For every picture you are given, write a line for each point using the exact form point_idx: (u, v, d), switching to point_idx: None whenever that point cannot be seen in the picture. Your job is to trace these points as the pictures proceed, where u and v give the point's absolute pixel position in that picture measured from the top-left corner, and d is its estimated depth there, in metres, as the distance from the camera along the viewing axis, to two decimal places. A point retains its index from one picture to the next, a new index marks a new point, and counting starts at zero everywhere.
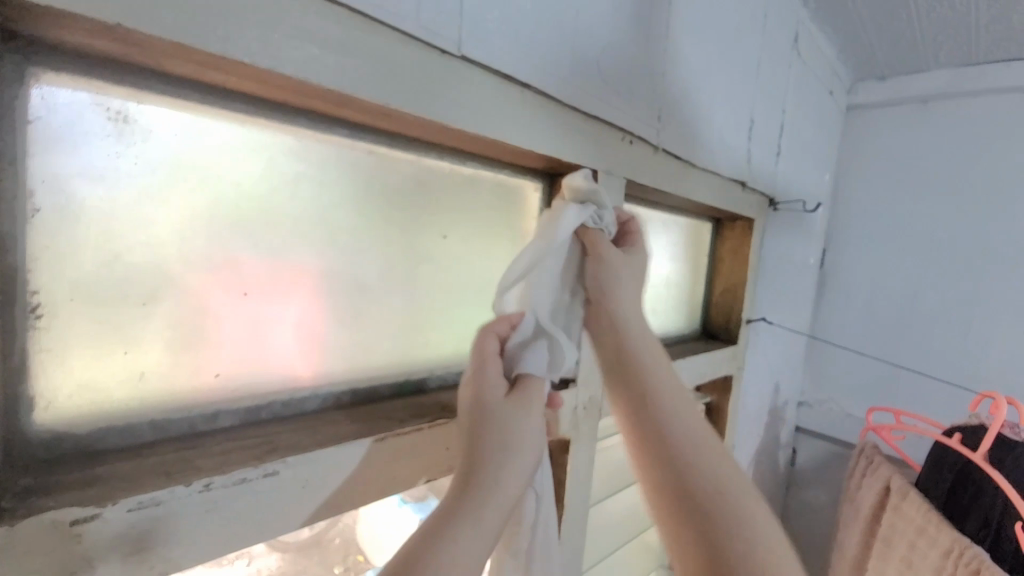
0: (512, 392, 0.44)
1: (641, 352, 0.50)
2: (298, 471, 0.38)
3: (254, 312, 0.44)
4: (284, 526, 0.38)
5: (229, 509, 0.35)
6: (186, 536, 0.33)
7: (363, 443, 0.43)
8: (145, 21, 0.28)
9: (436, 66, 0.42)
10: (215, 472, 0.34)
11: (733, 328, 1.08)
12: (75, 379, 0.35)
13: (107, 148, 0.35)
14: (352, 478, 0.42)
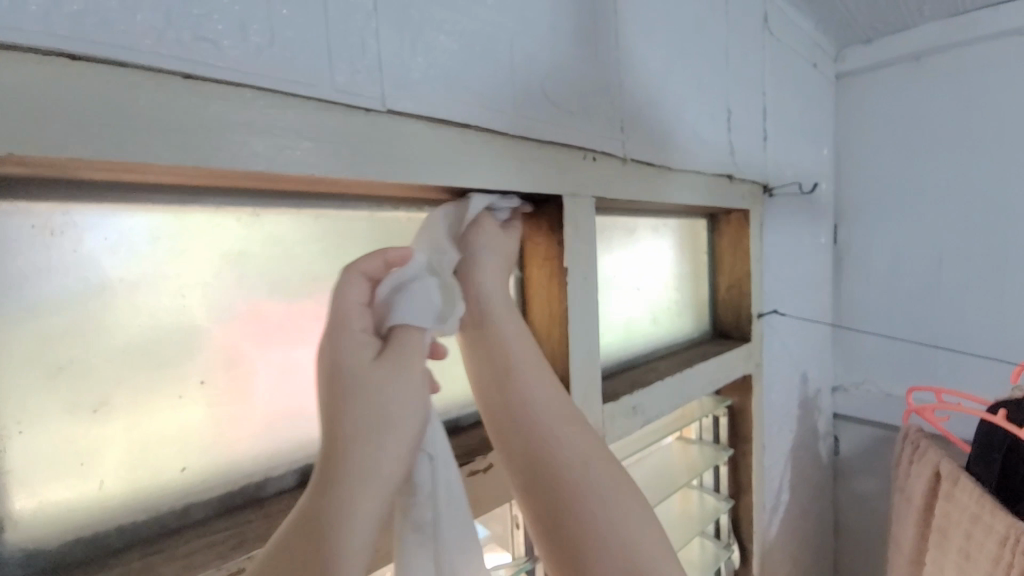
0: (386, 350, 0.43)
1: (519, 370, 0.53)
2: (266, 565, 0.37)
3: (279, 355, 0.47)
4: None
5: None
6: None
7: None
8: (30, 144, 0.27)
9: (361, 126, 0.41)
10: None
11: (743, 324, 1.04)
12: (33, 498, 0.35)
13: (38, 262, 0.35)
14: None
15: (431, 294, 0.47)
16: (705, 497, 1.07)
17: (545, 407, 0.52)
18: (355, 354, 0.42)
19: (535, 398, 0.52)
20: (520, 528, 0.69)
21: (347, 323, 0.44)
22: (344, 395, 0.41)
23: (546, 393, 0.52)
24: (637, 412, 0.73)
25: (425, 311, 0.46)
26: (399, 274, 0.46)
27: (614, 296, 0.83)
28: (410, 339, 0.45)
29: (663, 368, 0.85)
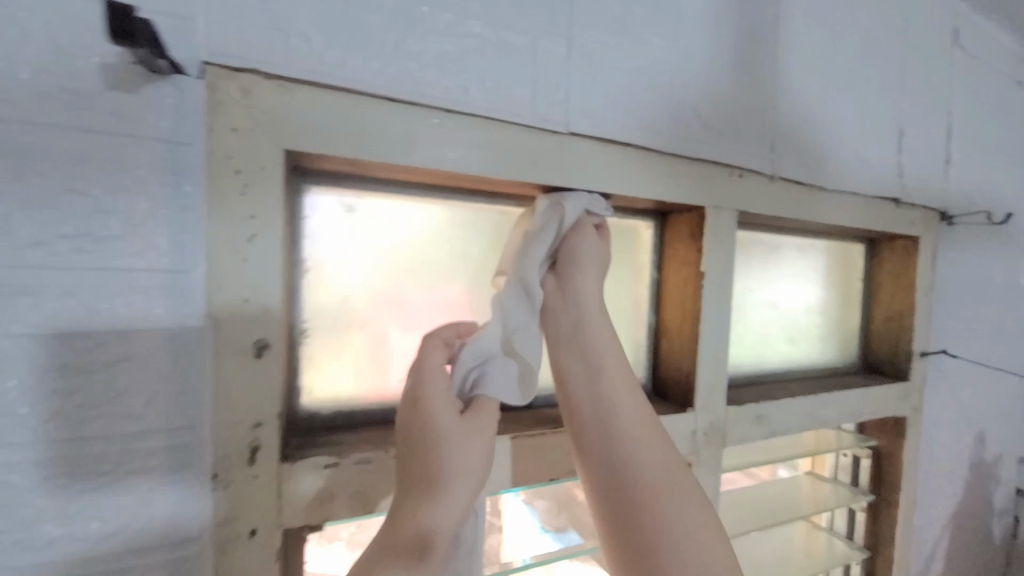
0: (467, 412, 0.47)
1: (613, 391, 0.51)
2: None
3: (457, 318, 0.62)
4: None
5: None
6: (384, 489, 0.49)
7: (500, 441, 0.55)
8: (366, 151, 0.45)
9: (549, 143, 0.54)
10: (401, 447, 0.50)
11: (901, 362, 0.95)
12: (322, 378, 0.54)
13: (343, 226, 0.54)
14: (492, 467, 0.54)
15: (511, 372, 0.50)
16: (834, 541, 1.01)
17: (636, 430, 0.51)
18: (432, 407, 0.45)
19: (629, 419, 0.51)
20: None
21: (431, 380, 0.46)
22: (428, 444, 0.44)
23: (638, 414, 0.51)
24: (761, 422, 0.75)
25: (510, 384, 0.50)
26: (468, 346, 0.49)
27: (748, 310, 0.85)
28: (490, 408, 0.48)
29: (795, 389, 0.84)
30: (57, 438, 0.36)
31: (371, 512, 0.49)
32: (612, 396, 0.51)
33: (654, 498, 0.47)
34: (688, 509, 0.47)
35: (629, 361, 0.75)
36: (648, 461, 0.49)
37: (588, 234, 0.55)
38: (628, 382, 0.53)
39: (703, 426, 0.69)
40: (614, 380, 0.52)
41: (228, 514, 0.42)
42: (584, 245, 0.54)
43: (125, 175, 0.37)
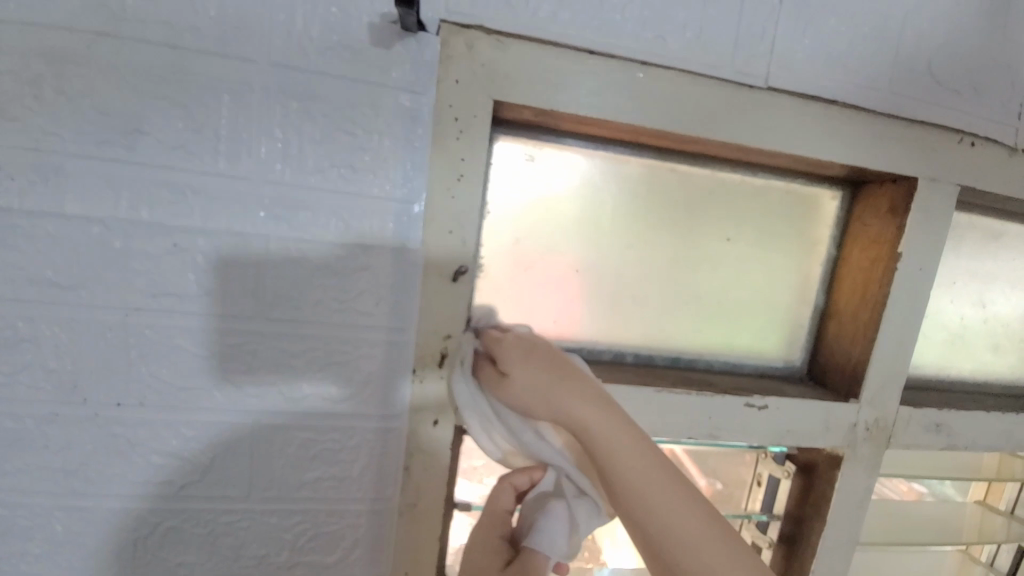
0: (511, 565, 0.44)
1: (598, 434, 0.44)
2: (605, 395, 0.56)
3: (612, 273, 0.65)
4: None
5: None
6: None
7: (648, 393, 0.57)
8: (563, 102, 0.48)
9: (742, 99, 0.51)
10: None
11: None
12: (489, 307, 0.62)
13: (522, 175, 0.60)
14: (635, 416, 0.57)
15: (564, 522, 0.45)
16: None
17: (569, 406, 0.45)
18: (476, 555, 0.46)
19: (563, 400, 0.45)
20: (761, 485, 0.74)
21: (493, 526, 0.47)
22: None
23: (584, 397, 0.45)
24: (941, 432, 0.66)
25: (557, 540, 0.44)
26: (541, 492, 0.48)
27: (942, 304, 0.73)
28: (542, 567, 0.43)
29: (991, 403, 0.72)
30: (315, 320, 0.48)
31: None
32: (550, 389, 0.45)
33: (623, 471, 0.42)
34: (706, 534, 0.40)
35: (784, 340, 0.71)
36: (626, 453, 0.43)
37: (494, 379, 0.49)
38: (566, 384, 0.45)
39: (866, 420, 0.63)
40: (543, 387, 0.46)
41: (419, 402, 0.51)
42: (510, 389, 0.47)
43: (377, 119, 0.45)
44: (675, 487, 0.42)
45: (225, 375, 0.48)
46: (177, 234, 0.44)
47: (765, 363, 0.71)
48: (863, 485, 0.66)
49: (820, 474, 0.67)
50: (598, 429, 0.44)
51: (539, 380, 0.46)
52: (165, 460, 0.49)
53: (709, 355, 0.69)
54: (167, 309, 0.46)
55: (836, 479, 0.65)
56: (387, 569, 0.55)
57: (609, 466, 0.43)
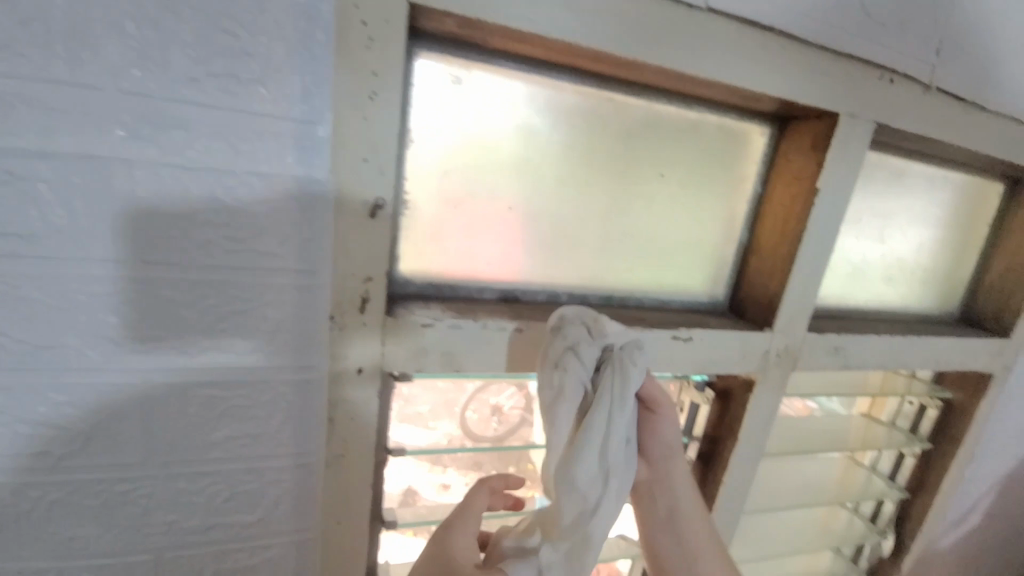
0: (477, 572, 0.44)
1: (667, 443, 0.59)
2: (536, 334, 0.55)
3: (547, 211, 0.63)
4: (518, 373, 0.56)
5: (493, 347, 0.53)
6: (472, 354, 0.53)
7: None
8: (490, 11, 0.42)
9: (682, 20, 0.48)
10: (488, 319, 0.53)
11: (1008, 319, 0.88)
12: (416, 247, 0.57)
13: (449, 99, 0.54)
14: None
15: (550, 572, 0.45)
16: (872, 480, 1.04)
17: (663, 438, 0.59)
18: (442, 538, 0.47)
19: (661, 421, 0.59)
20: (682, 411, 0.80)
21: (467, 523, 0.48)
22: None
23: (672, 428, 0.60)
24: (839, 354, 0.73)
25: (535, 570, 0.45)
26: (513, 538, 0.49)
27: (850, 239, 0.79)
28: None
29: (882, 328, 0.80)
30: (207, 264, 0.41)
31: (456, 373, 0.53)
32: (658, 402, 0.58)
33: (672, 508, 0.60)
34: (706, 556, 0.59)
35: (709, 276, 0.73)
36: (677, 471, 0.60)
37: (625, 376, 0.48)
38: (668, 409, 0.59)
39: (777, 347, 0.68)
40: (659, 402, 0.58)
41: (340, 350, 0.47)
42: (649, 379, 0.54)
43: (264, 18, 0.37)
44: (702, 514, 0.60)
45: (100, 330, 0.41)
46: (8, 158, 0.35)
47: (692, 298, 0.73)
48: (771, 406, 0.72)
49: (736, 397, 0.73)
50: (668, 442, 0.60)
51: (659, 398, 0.58)
52: (36, 429, 0.42)
53: (642, 293, 0.70)
54: (8, 254, 0.37)
55: (749, 401, 0.71)
56: (317, 519, 0.53)
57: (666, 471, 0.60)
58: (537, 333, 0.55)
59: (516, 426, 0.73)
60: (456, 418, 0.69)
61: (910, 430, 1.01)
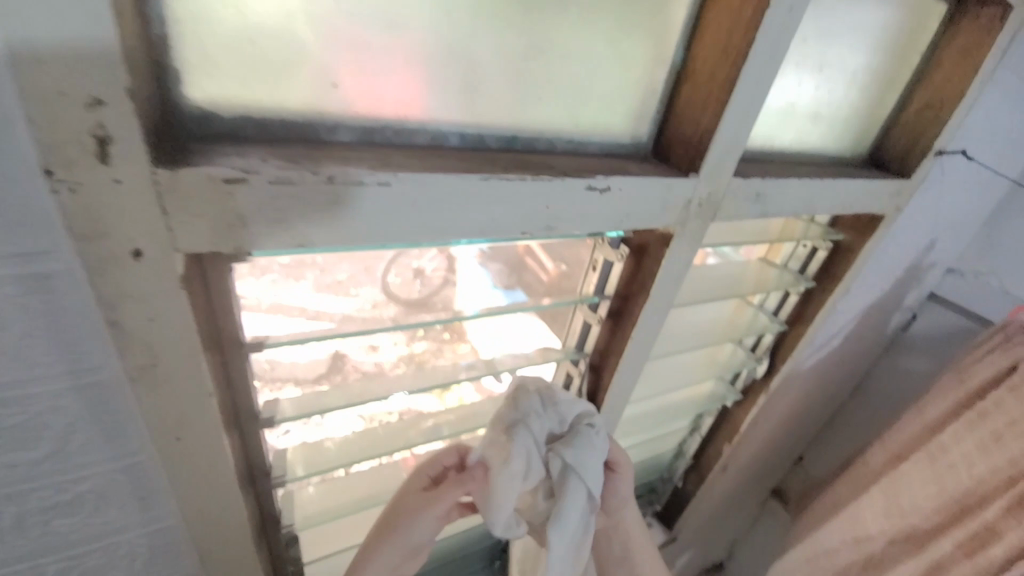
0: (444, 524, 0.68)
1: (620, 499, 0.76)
2: (409, 189, 0.41)
3: (414, 7, 0.43)
4: (391, 243, 0.43)
5: (345, 209, 0.39)
6: (318, 220, 0.38)
7: (471, 184, 0.44)
8: None
9: None
10: (336, 170, 0.38)
11: (912, 161, 0.88)
12: (206, 57, 0.37)
13: None
14: (455, 214, 0.44)
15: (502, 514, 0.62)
16: (757, 316, 1.12)
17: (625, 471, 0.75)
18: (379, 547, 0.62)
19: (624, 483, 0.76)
20: (596, 270, 0.74)
21: (407, 518, 0.64)
22: (393, 519, 0.64)
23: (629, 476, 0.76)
24: (759, 201, 0.67)
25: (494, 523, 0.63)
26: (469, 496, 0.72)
27: (789, 67, 0.68)
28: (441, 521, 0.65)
29: (803, 171, 0.75)
30: None
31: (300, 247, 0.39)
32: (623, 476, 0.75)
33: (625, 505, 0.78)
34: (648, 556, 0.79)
35: (633, 111, 0.60)
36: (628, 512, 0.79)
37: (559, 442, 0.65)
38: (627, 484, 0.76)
39: (700, 194, 0.60)
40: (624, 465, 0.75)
41: (85, 224, 0.31)
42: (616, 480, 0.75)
43: None
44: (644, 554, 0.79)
45: None
46: None
47: (612, 139, 0.60)
48: (686, 260, 0.68)
49: (651, 253, 0.68)
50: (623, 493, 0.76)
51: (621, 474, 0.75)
52: None
53: (553, 132, 0.56)
54: None
55: (664, 255, 0.66)
56: (137, 436, 0.44)
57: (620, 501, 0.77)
58: (411, 188, 0.41)
59: (439, 288, 0.87)
60: (377, 280, 0.83)
61: (799, 270, 1.06)
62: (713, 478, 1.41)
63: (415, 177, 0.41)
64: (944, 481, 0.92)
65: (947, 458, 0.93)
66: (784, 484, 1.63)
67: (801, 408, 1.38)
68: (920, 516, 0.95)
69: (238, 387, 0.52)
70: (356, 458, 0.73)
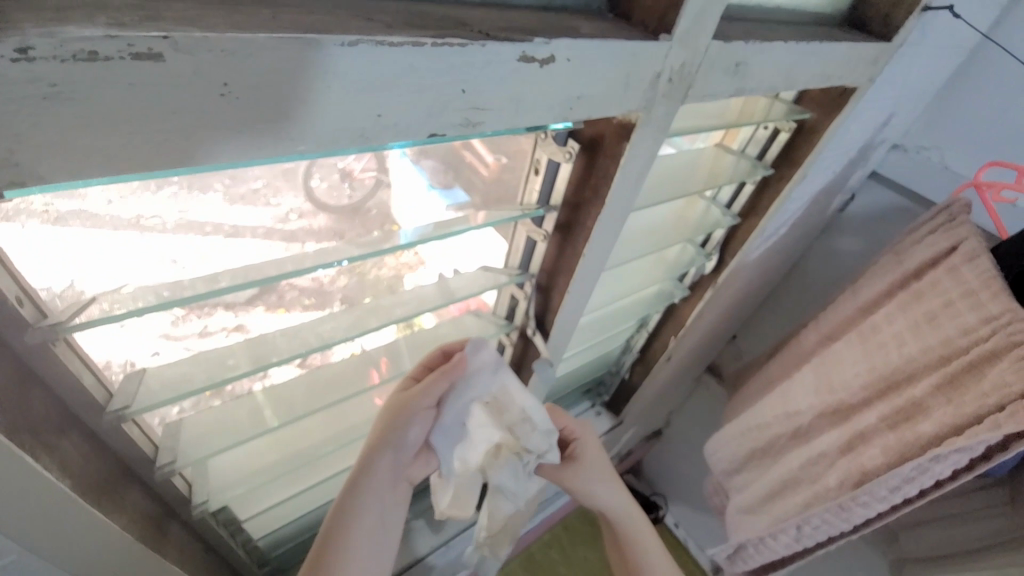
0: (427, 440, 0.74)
1: (597, 474, 0.88)
2: (196, 64, 0.25)
3: None
4: (198, 157, 0.28)
5: (73, 108, 0.24)
6: (30, 131, 0.23)
7: (319, 54, 0.28)
8: None
9: None
10: (31, 31, 0.22)
11: (895, 19, 0.75)
12: None
13: None
14: (298, 103, 0.29)
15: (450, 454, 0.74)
16: (710, 210, 1.06)
17: (591, 444, 0.89)
18: (379, 448, 0.68)
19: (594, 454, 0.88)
20: (539, 175, 0.61)
21: (399, 423, 0.69)
22: (379, 435, 0.69)
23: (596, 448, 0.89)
24: (737, 75, 0.53)
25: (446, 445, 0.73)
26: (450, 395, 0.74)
27: None
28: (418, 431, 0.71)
29: (785, 33, 0.61)
30: None
31: (18, 182, 0.25)
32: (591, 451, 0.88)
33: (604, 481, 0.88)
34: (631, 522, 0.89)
35: None
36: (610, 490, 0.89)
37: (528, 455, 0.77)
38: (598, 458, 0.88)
39: (672, 67, 0.46)
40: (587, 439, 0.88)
41: None
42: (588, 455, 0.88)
43: None
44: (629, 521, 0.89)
45: None
46: None
47: None
48: (648, 158, 0.55)
49: (605, 149, 0.54)
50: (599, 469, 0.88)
51: (590, 450, 0.88)
52: None
53: None
54: None
55: (621, 153, 0.53)
56: None
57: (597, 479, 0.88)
58: (202, 64, 0.25)
59: (372, 191, 0.67)
60: (301, 190, 0.59)
61: (757, 157, 0.97)
62: (657, 368, 1.45)
63: (201, 41, 0.25)
64: (875, 359, 0.96)
65: (879, 339, 0.96)
66: (718, 361, 1.74)
67: (743, 297, 1.40)
68: (850, 390, 0.99)
69: (34, 364, 0.42)
70: (315, 408, 0.71)
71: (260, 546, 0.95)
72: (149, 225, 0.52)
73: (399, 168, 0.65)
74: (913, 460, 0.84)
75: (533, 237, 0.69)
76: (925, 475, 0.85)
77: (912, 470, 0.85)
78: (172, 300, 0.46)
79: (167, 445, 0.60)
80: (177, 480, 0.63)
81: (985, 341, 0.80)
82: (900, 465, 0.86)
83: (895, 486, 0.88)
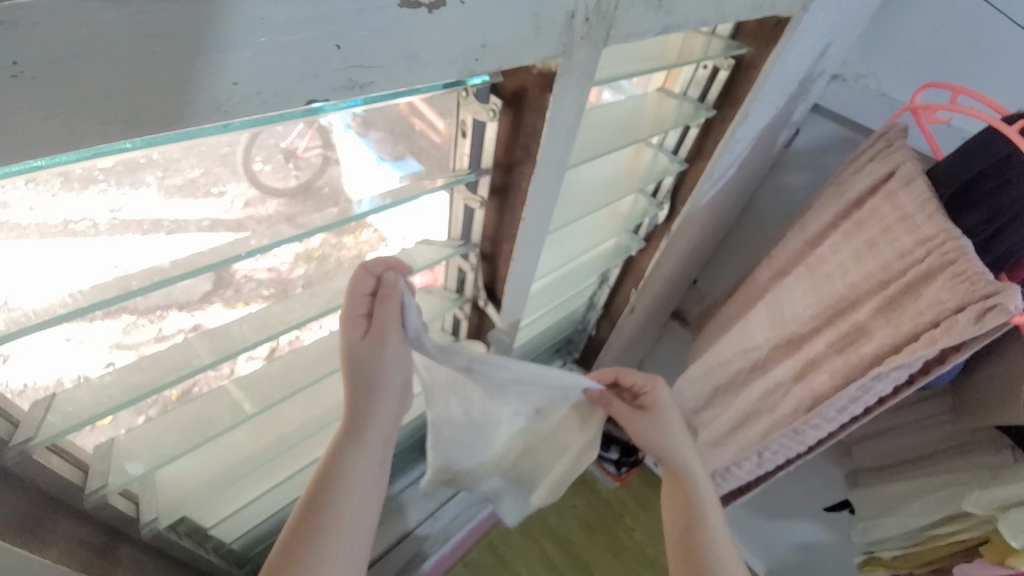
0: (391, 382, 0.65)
1: (673, 433, 0.83)
2: None
3: None
4: (20, 154, 0.25)
5: None
6: None
7: (128, 14, 0.24)
8: None
9: None
10: None
11: None
12: None
13: None
14: (119, 77, 0.26)
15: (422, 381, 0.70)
16: (658, 157, 1.03)
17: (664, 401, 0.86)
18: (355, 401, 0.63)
19: (665, 410, 0.85)
20: (466, 137, 0.57)
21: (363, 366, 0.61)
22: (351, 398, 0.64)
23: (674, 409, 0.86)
24: (661, 9, 0.50)
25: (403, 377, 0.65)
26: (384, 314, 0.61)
27: None
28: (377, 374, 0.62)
29: None
30: None
31: None
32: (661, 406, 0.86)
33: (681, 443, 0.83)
34: (708, 488, 0.81)
35: None
36: (689, 450, 0.83)
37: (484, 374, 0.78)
38: (674, 419, 0.85)
39: (586, 6, 0.42)
40: (660, 399, 0.86)
41: None
42: (657, 410, 0.85)
43: None
44: (706, 485, 0.81)
45: None
46: None
47: None
48: (577, 107, 0.52)
49: (529, 102, 0.50)
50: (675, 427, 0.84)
51: (662, 410, 0.85)
52: None
53: None
54: None
55: (547, 105, 0.49)
56: None
57: (670, 437, 0.83)
58: None
59: (321, 169, 0.62)
60: (241, 176, 0.55)
61: (698, 98, 0.95)
62: (622, 321, 1.47)
63: None
64: (821, 290, 0.99)
65: (825, 270, 0.99)
66: (682, 306, 1.77)
67: (698, 242, 1.41)
68: (800, 322, 1.03)
69: None
70: (278, 399, 0.67)
71: (236, 548, 0.94)
72: (78, 230, 0.48)
73: (348, 141, 0.61)
74: (857, 380, 0.88)
75: (469, 203, 0.65)
76: (870, 393, 0.90)
77: (857, 391, 0.90)
78: (125, 293, 0.44)
79: (98, 465, 0.57)
80: (117, 500, 0.62)
81: (922, 262, 0.83)
82: (845, 386, 0.90)
83: (842, 406, 0.93)
